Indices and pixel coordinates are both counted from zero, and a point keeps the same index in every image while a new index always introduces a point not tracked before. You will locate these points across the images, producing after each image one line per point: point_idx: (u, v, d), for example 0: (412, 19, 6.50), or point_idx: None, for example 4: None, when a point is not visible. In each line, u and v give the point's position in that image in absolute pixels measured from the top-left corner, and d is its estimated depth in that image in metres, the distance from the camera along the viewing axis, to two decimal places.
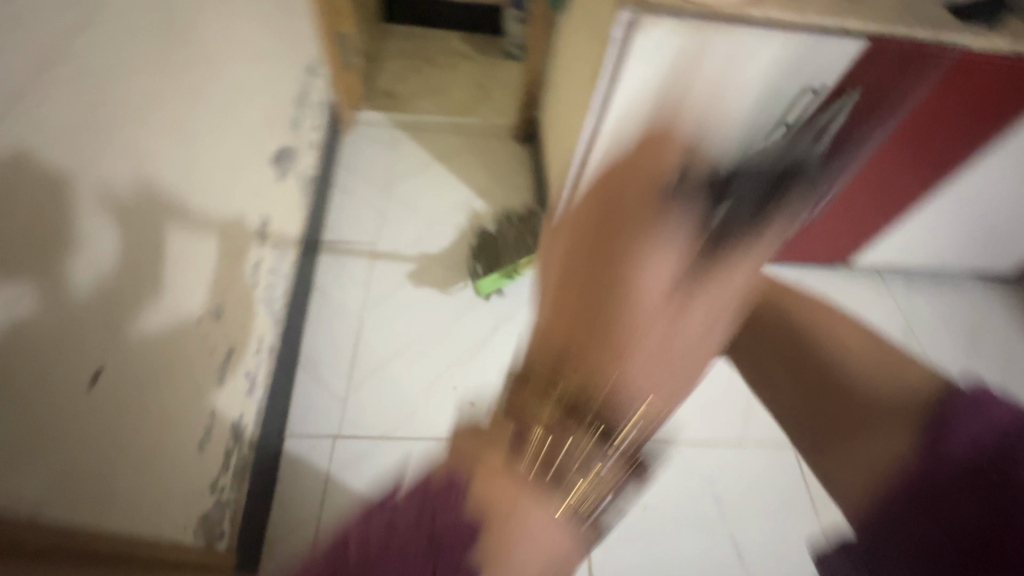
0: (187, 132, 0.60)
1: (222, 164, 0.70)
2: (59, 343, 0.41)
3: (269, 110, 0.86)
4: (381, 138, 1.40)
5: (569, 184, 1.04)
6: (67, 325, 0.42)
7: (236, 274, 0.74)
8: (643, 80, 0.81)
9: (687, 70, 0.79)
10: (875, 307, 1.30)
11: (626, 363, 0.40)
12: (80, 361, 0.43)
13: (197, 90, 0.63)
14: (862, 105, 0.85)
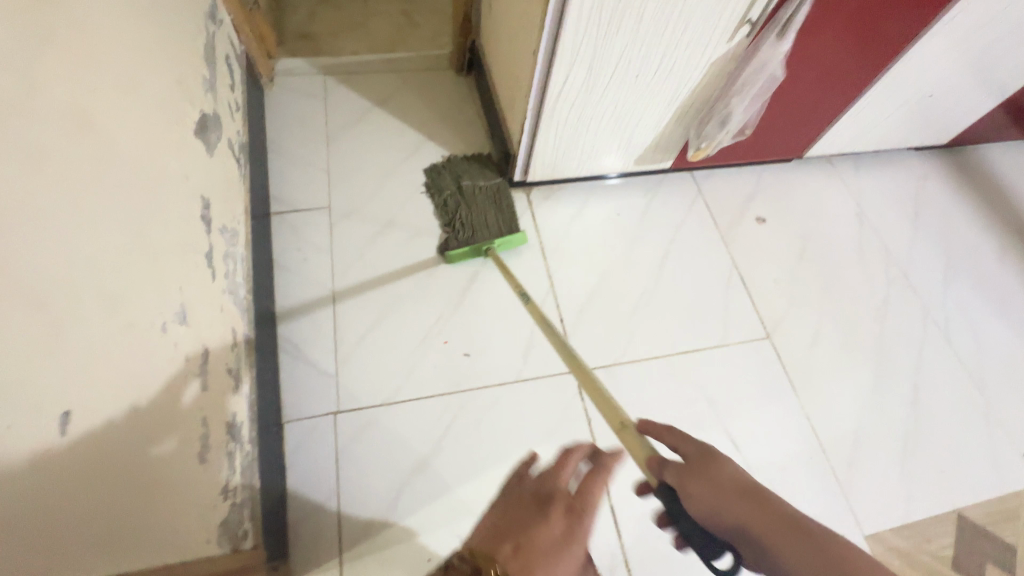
0: (89, 117, 0.50)
1: (142, 150, 0.60)
2: (21, 390, 0.37)
3: (179, 74, 0.74)
4: (309, 90, 1.26)
5: (527, 115, 0.97)
6: (26, 367, 0.38)
7: (191, 272, 0.66)
8: None
9: None
10: (829, 196, 1.32)
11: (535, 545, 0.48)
12: (51, 403, 0.40)
13: (91, 63, 0.52)
14: None
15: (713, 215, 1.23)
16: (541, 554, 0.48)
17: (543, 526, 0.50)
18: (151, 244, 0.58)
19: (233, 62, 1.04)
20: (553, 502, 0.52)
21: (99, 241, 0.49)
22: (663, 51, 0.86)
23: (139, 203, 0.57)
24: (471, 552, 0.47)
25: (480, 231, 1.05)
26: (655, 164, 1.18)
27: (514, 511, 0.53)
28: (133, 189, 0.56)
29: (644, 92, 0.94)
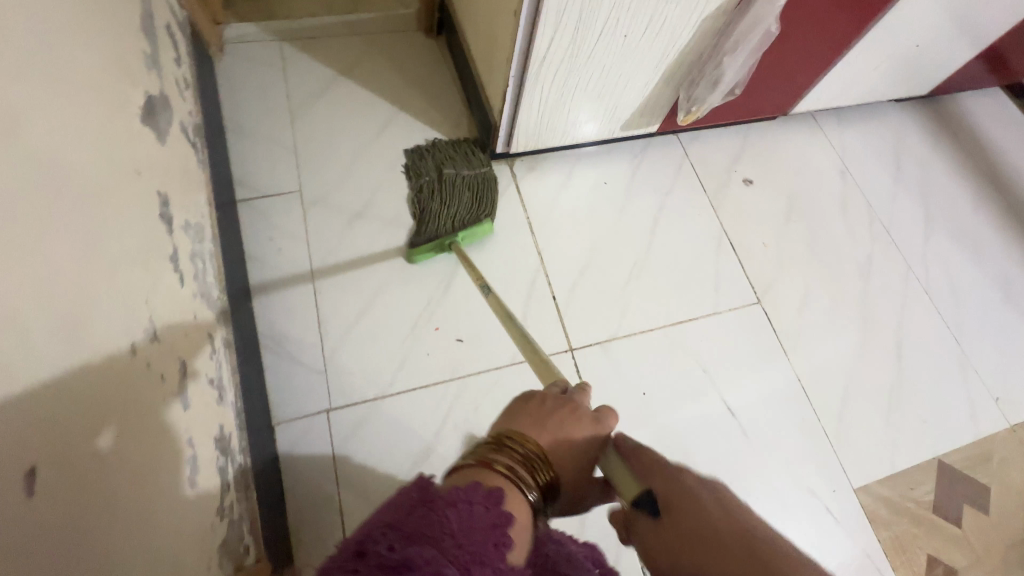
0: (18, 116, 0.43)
1: (84, 149, 0.52)
2: None
3: (114, 52, 0.65)
4: (264, 59, 1.15)
5: (510, 83, 0.91)
6: None
7: (156, 282, 0.60)
8: None
9: None
10: (814, 153, 1.30)
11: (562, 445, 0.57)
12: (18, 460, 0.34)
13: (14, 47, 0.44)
14: None
15: (701, 179, 1.20)
16: (573, 448, 0.57)
17: (571, 431, 0.58)
18: (107, 257, 0.52)
19: (175, 31, 0.92)
20: (582, 416, 0.59)
21: (49, 263, 0.42)
22: (653, 9, 0.80)
23: (87, 213, 0.50)
24: (517, 434, 0.56)
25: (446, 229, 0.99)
26: (641, 128, 1.13)
27: (549, 408, 0.59)
28: (78, 197, 0.49)
29: (632, 53, 0.89)
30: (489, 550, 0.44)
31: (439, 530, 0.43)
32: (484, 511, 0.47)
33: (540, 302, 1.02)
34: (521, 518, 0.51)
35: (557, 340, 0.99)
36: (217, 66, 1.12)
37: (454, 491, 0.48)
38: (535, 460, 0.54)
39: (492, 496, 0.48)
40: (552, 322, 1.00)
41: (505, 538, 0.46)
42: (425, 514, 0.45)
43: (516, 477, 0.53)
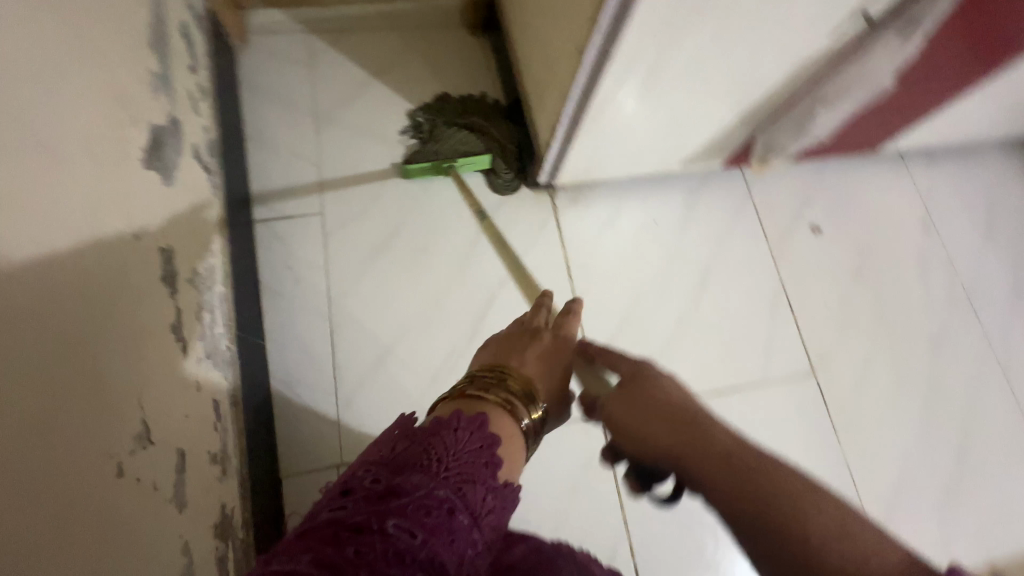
0: None
1: (56, 239, 0.45)
2: None
3: (106, 88, 0.56)
4: (291, 53, 1.04)
5: (561, 121, 0.79)
6: None
7: (151, 366, 0.54)
8: None
9: None
10: (897, 196, 1.14)
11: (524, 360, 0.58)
12: None
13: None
14: None
15: (762, 223, 1.07)
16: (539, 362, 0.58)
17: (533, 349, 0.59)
18: (86, 365, 0.45)
19: (192, 31, 0.83)
20: (539, 333, 0.62)
21: (7, 414, 0.36)
22: (742, 53, 0.67)
23: (58, 321, 0.43)
24: (488, 366, 0.56)
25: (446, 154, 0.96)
26: (703, 164, 0.99)
27: (512, 340, 0.61)
28: (47, 308, 0.42)
29: (708, 97, 0.76)
30: (479, 469, 0.44)
31: (427, 455, 0.43)
32: (469, 436, 0.46)
33: None
34: (512, 435, 0.50)
35: None
36: (240, 59, 1.02)
37: (437, 420, 0.46)
38: (511, 381, 0.54)
39: (474, 421, 0.47)
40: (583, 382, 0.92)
41: (493, 456, 0.45)
42: (412, 444, 0.44)
43: (497, 397, 0.52)
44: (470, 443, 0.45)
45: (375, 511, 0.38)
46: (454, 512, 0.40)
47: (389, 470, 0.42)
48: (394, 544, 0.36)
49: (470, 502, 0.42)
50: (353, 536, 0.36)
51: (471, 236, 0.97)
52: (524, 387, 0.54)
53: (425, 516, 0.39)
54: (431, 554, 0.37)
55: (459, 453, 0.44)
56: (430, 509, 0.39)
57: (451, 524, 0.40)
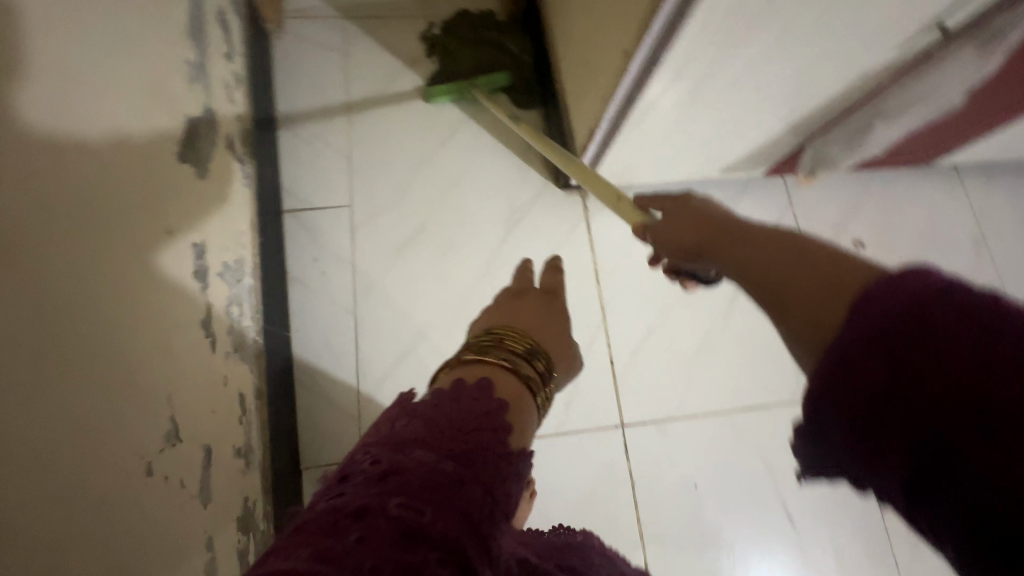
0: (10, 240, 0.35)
1: (92, 242, 0.45)
2: None
3: (142, 81, 0.55)
4: (325, 40, 1.03)
5: (601, 125, 0.77)
6: None
7: (180, 362, 0.55)
8: (733, 2, 0.51)
9: None
10: (949, 212, 1.07)
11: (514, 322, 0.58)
12: None
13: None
14: None
15: (802, 236, 1.02)
16: (532, 324, 0.58)
17: (526, 314, 0.60)
18: (120, 367, 0.46)
19: (228, 16, 0.82)
20: (528, 303, 0.62)
21: (43, 424, 0.36)
22: (801, 62, 0.62)
23: (93, 325, 0.43)
24: (479, 333, 0.53)
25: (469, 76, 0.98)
26: (744, 172, 0.95)
27: (497, 314, 0.60)
28: (82, 313, 0.42)
29: (758, 106, 0.72)
30: (492, 434, 0.37)
31: (429, 430, 0.36)
32: (473, 401, 0.39)
33: (595, 367, 0.91)
34: (521, 394, 0.47)
35: (609, 411, 0.89)
36: (274, 44, 1.01)
37: (437, 393, 0.40)
38: (505, 338, 0.51)
39: (477, 388, 0.41)
40: (605, 391, 0.90)
41: (502, 419, 0.39)
42: (412, 419, 0.37)
43: (496, 357, 0.49)
44: (475, 411, 0.38)
45: (375, 493, 0.31)
46: (468, 483, 0.33)
47: (381, 448, 0.35)
48: (398, 525, 0.29)
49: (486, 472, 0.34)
50: (352, 522, 0.29)
51: (498, 235, 0.95)
52: (523, 342, 0.52)
53: (434, 491, 0.31)
54: (448, 532, 0.30)
55: (461, 422, 0.37)
56: (440, 481, 0.32)
57: (467, 497, 0.32)
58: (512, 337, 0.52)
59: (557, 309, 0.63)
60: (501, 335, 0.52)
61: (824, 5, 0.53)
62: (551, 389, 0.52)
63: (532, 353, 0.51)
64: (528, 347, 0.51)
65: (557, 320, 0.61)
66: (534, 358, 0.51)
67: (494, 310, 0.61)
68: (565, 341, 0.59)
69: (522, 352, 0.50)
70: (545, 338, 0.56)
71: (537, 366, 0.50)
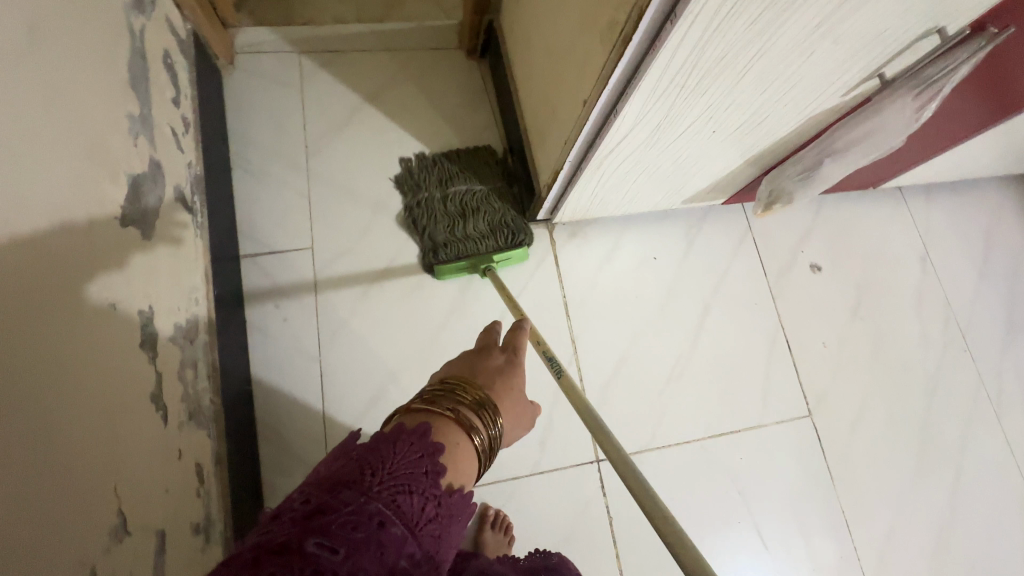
0: None
1: (22, 330, 0.41)
2: None
3: (80, 142, 0.52)
4: (280, 75, 1.00)
5: (564, 167, 0.77)
6: None
7: (128, 441, 0.51)
8: (687, 62, 0.52)
9: (760, 41, 0.50)
10: (895, 231, 1.13)
11: (471, 368, 0.60)
12: None
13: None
14: (1005, 43, 0.58)
15: (762, 260, 1.05)
16: (489, 373, 0.60)
17: (485, 361, 0.62)
18: (59, 459, 0.42)
19: (175, 59, 0.78)
20: (491, 349, 0.64)
21: None
22: (754, 109, 0.64)
23: (26, 420, 0.40)
24: (436, 380, 0.56)
25: (484, 248, 0.89)
26: (705, 201, 0.98)
27: (459, 360, 0.63)
28: (12, 409, 0.38)
29: (716, 145, 0.74)
30: (420, 479, 0.45)
31: (360, 473, 0.44)
32: (409, 449, 0.46)
33: (569, 403, 0.90)
34: (462, 443, 0.51)
35: (584, 447, 0.88)
36: (226, 81, 0.98)
37: (378, 437, 0.47)
38: (457, 388, 0.54)
39: (417, 433, 0.48)
40: (580, 427, 0.89)
41: (432, 465, 0.46)
42: (349, 462, 0.45)
43: (444, 407, 0.52)
44: (400, 457, 0.46)
45: (301, 529, 0.39)
46: (386, 525, 0.41)
47: (315, 490, 0.43)
48: (313, 559, 0.37)
49: (405, 513, 0.43)
50: (274, 556, 0.37)
51: (466, 273, 0.94)
52: (475, 393, 0.54)
53: (352, 531, 0.39)
54: (355, 568, 0.38)
55: (388, 468, 0.45)
56: (357, 524, 0.40)
57: (381, 537, 0.40)
58: (464, 387, 0.55)
59: (517, 366, 0.63)
60: (454, 384, 0.55)
61: (774, 61, 0.55)
62: (495, 439, 0.55)
63: (479, 404, 0.54)
64: (478, 398, 0.54)
65: (516, 371, 0.62)
66: (480, 412, 0.54)
67: (459, 356, 0.65)
68: (522, 390, 0.61)
69: (469, 404, 0.53)
70: (498, 389, 0.58)
71: (483, 419, 0.53)
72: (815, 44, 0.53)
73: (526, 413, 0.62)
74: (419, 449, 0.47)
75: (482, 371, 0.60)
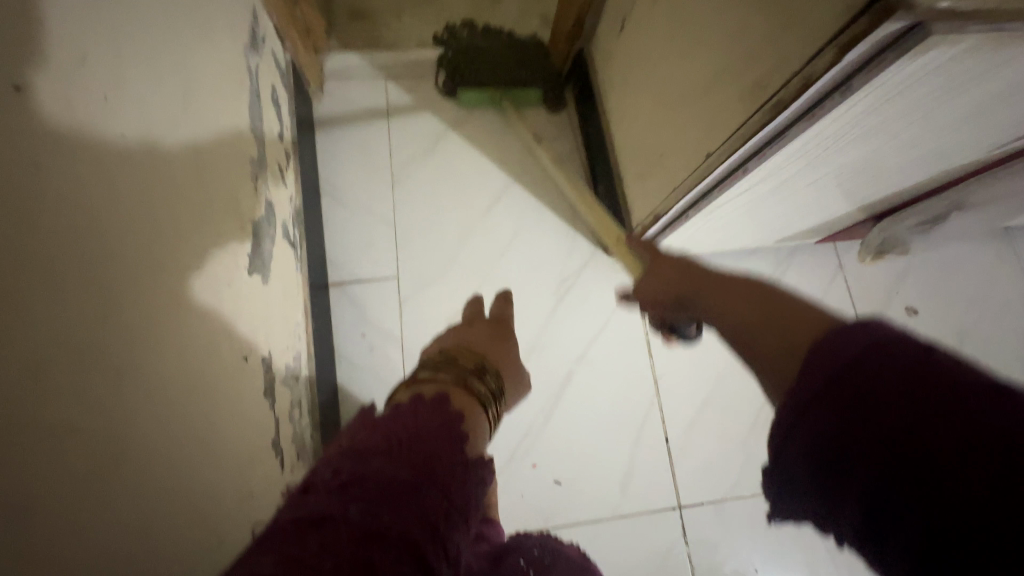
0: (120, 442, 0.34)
1: (186, 397, 0.43)
2: None
3: (213, 193, 0.53)
4: (366, 101, 1.01)
5: (669, 211, 0.74)
6: None
7: (241, 481, 0.50)
8: (833, 135, 0.50)
9: (923, 113, 0.47)
10: (999, 277, 1.05)
11: (462, 338, 0.59)
12: None
13: (20, 279, 0.27)
14: None
15: (853, 302, 1.00)
16: (483, 343, 0.58)
17: (476, 335, 0.60)
18: (184, 512, 0.40)
19: (280, 94, 0.80)
20: (478, 324, 0.63)
21: None
22: (888, 167, 0.61)
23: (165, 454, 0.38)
24: (432, 355, 0.52)
25: (506, 80, 0.98)
26: (798, 240, 0.93)
27: (446, 335, 0.60)
28: (140, 432, 0.36)
29: (835, 197, 0.70)
30: (446, 443, 0.37)
31: (387, 439, 0.35)
32: (429, 414, 0.39)
33: (649, 446, 0.88)
34: (474, 408, 0.46)
35: (665, 493, 0.86)
36: (316, 106, 0.99)
37: (395, 408, 0.40)
38: (454, 357, 0.50)
39: (433, 401, 0.41)
40: (660, 471, 0.87)
41: (457, 429, 0.39)
42: (372, 429, 0.36)
43: (450, 375, 0.47)
44: (417, 416, 0.38)
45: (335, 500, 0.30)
46: (422, 487, 0.32)
47: (337, 458, 0.34)
48: (361, 527, 0.29)
49: (439, 475, 0.34)
50: (314, 529, 0.28)
51: (548, 306, 0.93)
52: (477, 364, 0.51)
53: (391, 494, 0.31)
54: (403, 534, 0.29)
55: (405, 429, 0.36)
56: (398, 487, 0.31)
57: (422, 500, 0.32)
58: (459, 351, 0.52)
59: (507, 332, 0.63)
60: (446, 351, 0.51)
61: (927, 130, 0.51)
62: (500, 406, 0.51)
63: (481, 366, 0.51)
64: (478, 362, 0.51)
65: (505, 336, 0.62)
66: (484, 369, 0.51)
67: (445, 332, 0.63)
68: (516, 357, 0.61)
69: (474, 368, 0.50)
70: (489, 348, 0.57)
71: (487, 375, 0.50)
72: (978, 113, 0.49)
73: (521, 374, 0.60)
74: (423, 404, 0.40)
75: (472, 341, 0.58)
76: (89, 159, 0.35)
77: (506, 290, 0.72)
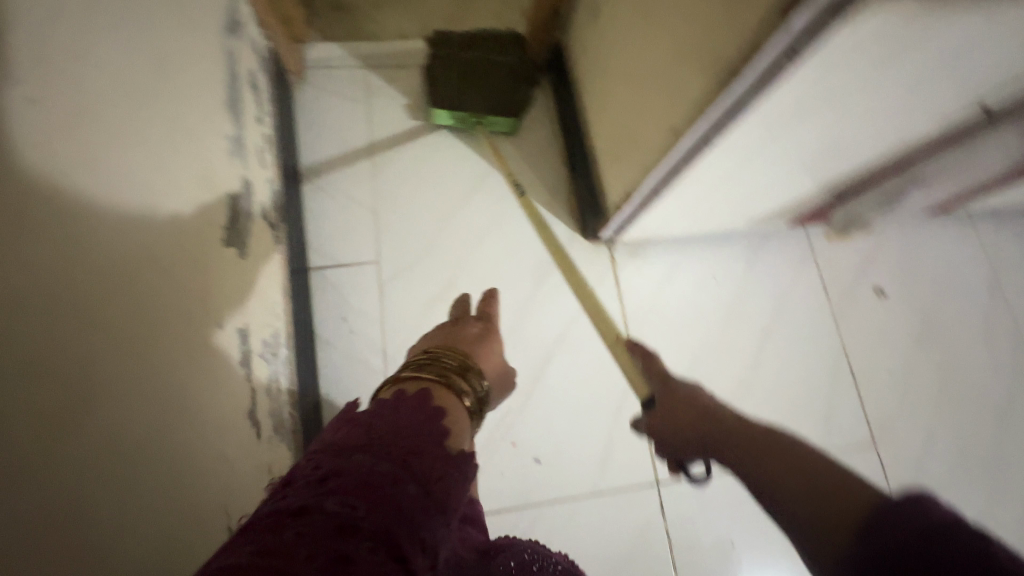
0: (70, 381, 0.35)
1: (151, 353, 0.44)
2: None
3: (186, 164, 0.54)
4: (346, 90, 1.02)
5: (639, 191, 0.77)
6: None
7: (213, 445, 0.51)
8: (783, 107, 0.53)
9: (866, 84, 0.50)
10: (963, 259, 1.09)
11: (444, 336, 0.59)
12: None
13: None
14: None
15: (824, 284, 1.03)
16: (468, 342, 0.58)
17: (462, 333, 0.60)
18: (144, 461, 0.41)
19: (258, 78, 0.81)
20: (465, 321, 0.63)
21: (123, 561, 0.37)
22: (843, 142, 0.63)
23: (123, 406, 0.40)
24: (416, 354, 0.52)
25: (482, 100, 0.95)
26: (769, 223, 0.96)
27: (433, 336, 0.60)
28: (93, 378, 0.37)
29: (798, 174, 0.72)
30: (426, 440, 0.38)
31: (368, 436, 0.36)
32: (412, 410, 0.40)
33: (627, 425, 0.90)
34: (456, 405, 0.45)
35: (644, 469, 0.88)
36: (296, 95, 1.00)
37: (378, 405, 0.40)
38: (438, 355, 0.50)
39: (415, 401, 0.41)
40: (638, 449, 0.89)
41: (438, 426, 0.40)
42: (354, 427, 0.38)
43: (432, 373, 0.47)
44: (398, 416, 0.39)
45: (313, 493, 0.31)
46: (400, 481, 0.33)
47: (320, 453, 0.35)
48: (337, 519, 0.30)
49: (418, 470, 0.35)
50: (292, 520, 0.30)
51: (527, 290, 0.94)
52: (461, 361, 0.50)
53: (368, 488, 0.32)
54: (378, 526, 0.30)
55: (388, 429, 0.37)
56: (374, 481, 0.32)
57: (398, 494, 0.32)
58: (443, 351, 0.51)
59: (492, 332, 0.62)
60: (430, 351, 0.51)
61: (874, 101, 0.54)
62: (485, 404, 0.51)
63: (464, 365, 0.50)
64: (462, 361, 0.50)
65: (491, 336, 0.62)
66: (466, 366, 0.50)
67: (433, 333, 0.63)
68: (501, 354, 0.60)
69: (457, 366, 0.49)
70: (472, 347, 0.57)
71: (471, 375, 0.49)
72: (921, 84, 0.52)
73: (505, 369, 0.60)
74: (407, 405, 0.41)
75: (458, 341, 0.57)
76: (42, 110, 0.36)
77: (493, 290, 0.72)
